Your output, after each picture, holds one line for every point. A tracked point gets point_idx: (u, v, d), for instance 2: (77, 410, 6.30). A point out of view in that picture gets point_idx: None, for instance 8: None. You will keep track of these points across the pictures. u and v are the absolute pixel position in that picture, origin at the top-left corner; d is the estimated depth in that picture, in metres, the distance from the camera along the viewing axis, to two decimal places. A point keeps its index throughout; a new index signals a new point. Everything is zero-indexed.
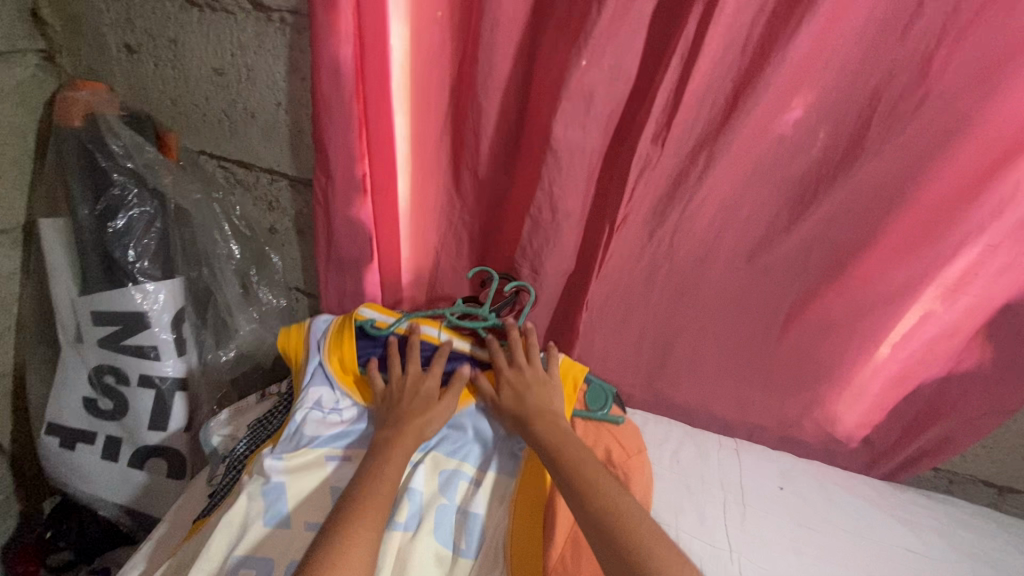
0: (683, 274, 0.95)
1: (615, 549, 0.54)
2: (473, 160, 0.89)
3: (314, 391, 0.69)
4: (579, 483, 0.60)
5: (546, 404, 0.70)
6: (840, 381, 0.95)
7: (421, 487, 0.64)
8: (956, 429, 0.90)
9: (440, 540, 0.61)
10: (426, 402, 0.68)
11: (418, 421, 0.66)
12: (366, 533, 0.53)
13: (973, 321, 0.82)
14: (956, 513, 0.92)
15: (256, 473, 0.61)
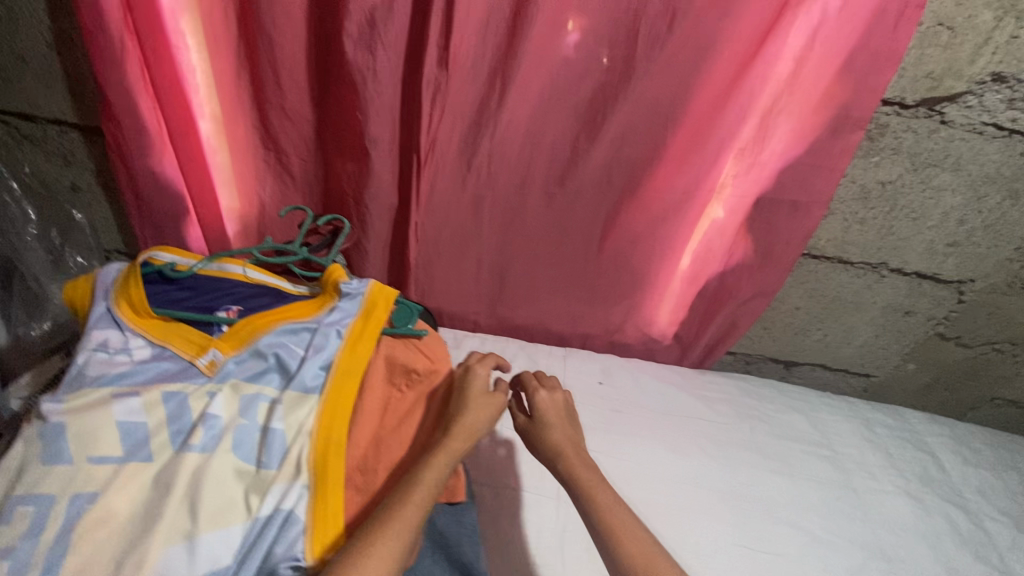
0: (504, 201, 1.01)
1: None
2: (276, 97, 0.88)
3: (99, 334, 0.68)
4: (609, 525, 0.63)
5: (576, 439, 0.72)
6: (649, 286, 1.07)
7: (222, 414, 0.65)
8: (739, 316, 1.04)
9: (240, 457, 0.63)
10: (478, 402, 0.70)
11: (466, 418, 0.69)
12: (386, 554, 0.55)
13: (740, 217, 0.95)
14: (748, 386, 1.07)
15: (33, 419, 0.60)
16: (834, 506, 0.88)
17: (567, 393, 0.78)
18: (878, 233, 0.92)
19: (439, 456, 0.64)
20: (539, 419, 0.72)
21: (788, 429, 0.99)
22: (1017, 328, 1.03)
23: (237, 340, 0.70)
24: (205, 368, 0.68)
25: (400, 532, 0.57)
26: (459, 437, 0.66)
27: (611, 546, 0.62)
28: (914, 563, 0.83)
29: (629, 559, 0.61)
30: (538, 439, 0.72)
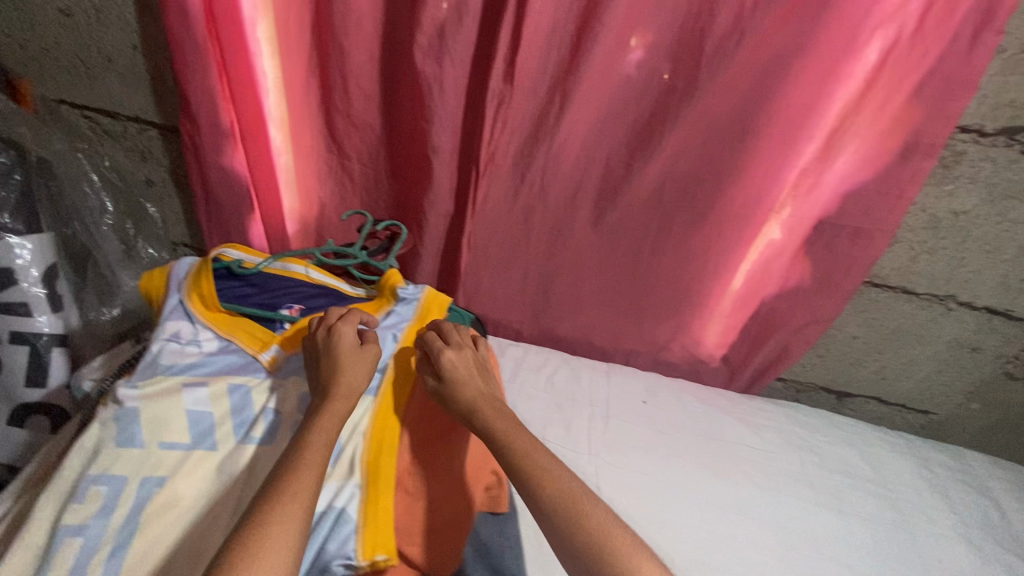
0: (556, 213, 1.01)
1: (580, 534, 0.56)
2: (342, 103, 0.91)
3: (172, 325, 0.71)
4: (531, 472, 0.60)
5: (488, 394, 0.70)
6: (698, 305, 1.05)
7: (282, 409, 0.67)
8: (791, 342, 1.01)
9: None
10: (350, 357, 0.67)
11: (349, 377, 0.66)
12: (294, 522, 0.50)
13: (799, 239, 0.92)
14: (798, 414, 1.04)
15: (110, 402, 0.63)
16: (886, 547, 0.85)
17: (473, 351, 0.76)
18: (947, 264, 0.88)
19: (324, 423, 0.61)
20: (448, 376, 0.70)
21: (839, 463, 0.96)
22: None
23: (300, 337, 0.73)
24: (267, 363, 0.70)
25: (298, 500, 0.52)
26: (342, 397, 0.64)
27: (535, 494, 0.59)
28: None
29: (562, 506, 0.58)
30: (447, 399, 0.69)
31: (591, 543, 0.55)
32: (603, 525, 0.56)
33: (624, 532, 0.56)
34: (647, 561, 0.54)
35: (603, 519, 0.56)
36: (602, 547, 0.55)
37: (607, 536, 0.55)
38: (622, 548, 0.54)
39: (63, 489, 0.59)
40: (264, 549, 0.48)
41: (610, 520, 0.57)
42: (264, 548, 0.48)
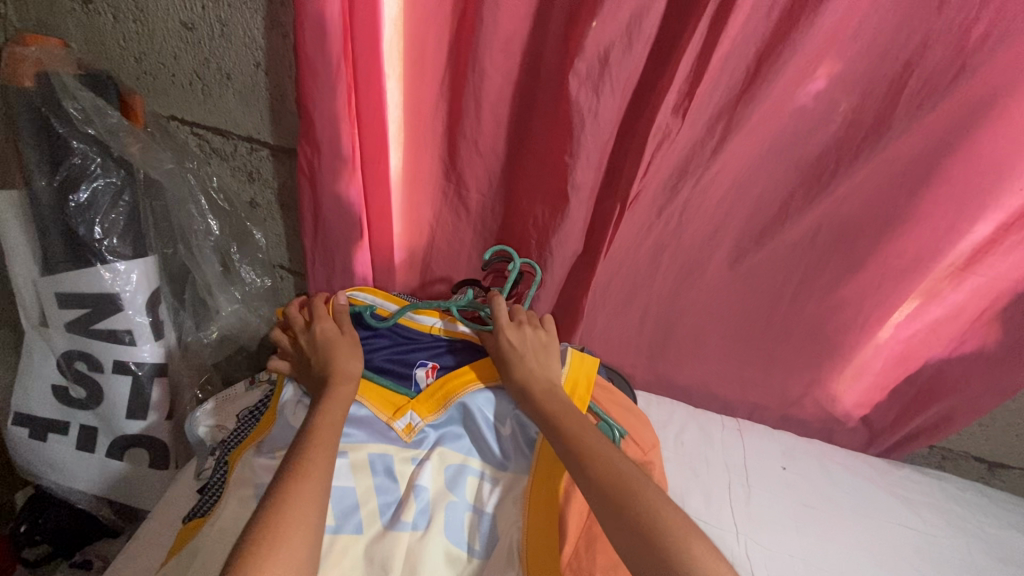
0: (690, 253, 0.92)
1: (625, 514, 0.51)
2: (471, 132, 0.83)
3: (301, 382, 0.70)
4: (581, 450, 0.58)
5: (547, 374, 0.69)
6: (842, 360, 0.94)
7: (429, 486, 0.62)
8: (956, 409, 0.90)
9: (451, 539, 0.59)
10: (338, 344, 0.68)
11: (344, 363, 0.66)
12: (315, 487, 0.50)
13: (981, 299, 0.81)
14: (952, 489, 0.93)
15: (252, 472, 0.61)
16: None
17: (541, 328, 0.74)
18: None
19: (332, 402, 0.61)
20: (504, 355, 0.70)
21: (1012, 552, 0.84)
22: None
23: (434, 404, 0.69)
24: (403, 432, 0.67)
25: (316, 470, 0.51)
26: (343, 377, 0.64)
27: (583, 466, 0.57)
28: None
29: (607, 478, 0.55)
30: (504, 376, 0.70)
31: (642, 518, 0.51)
32: (650, 499, 0.52)
33: (670, 508, 0.52)
34: (700, 542, 0.49)
35: (653, 496, 0.52)
36: (653, 522, 0.50)
37: (656, 509, 0.52)
38: (672, 523, 0.50)
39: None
40: (289, 516, 0.46)
41: (658, 497, 0.53)
42: (290, 516, 0.46)
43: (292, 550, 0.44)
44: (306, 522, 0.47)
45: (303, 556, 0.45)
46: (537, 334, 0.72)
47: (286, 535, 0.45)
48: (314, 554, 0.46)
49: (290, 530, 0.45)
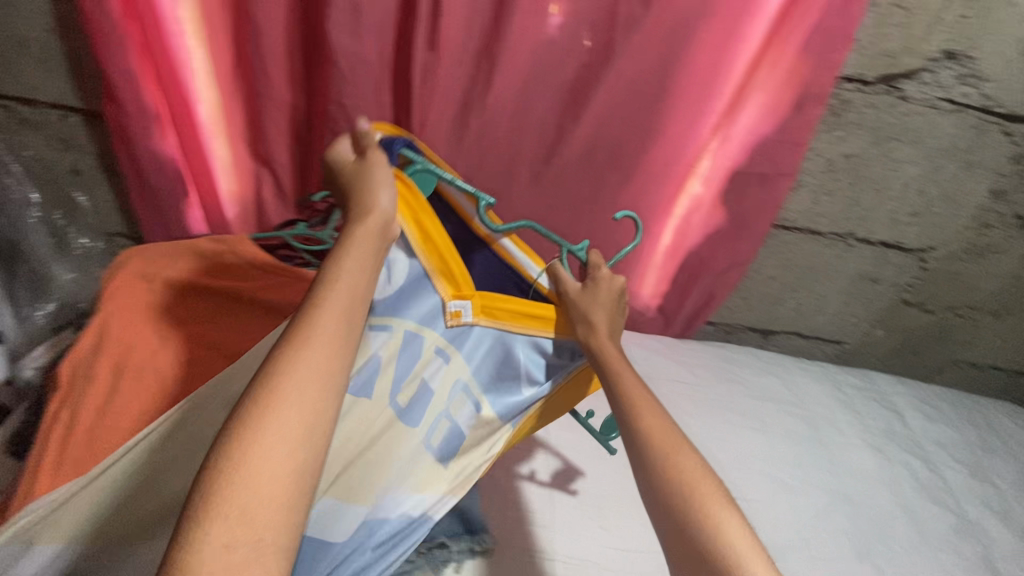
0: (495, 180, 1.04)
1: (665, 482, 0.55)
2: (268, 82, 0.90)
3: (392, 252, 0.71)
4: (635, 409, 0.61)
5: (612, 326, 0.70)
6: (633, 259, 1.12)
7: (436, 388, 0.68)
8: (714, 284, 1.09)
9: (425, 444, 0.66)
10: (365, 176, 0.64)
11: (369, 210, 0.61)
12: (312, 353, 0.48)
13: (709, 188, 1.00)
14: (726, 351, 1.14)
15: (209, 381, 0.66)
16: (804, 458, 0.95)
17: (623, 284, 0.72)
18: (844, 204, 0.98)
19: (352, 249, 0.57)
20: (580, 305, 0.70)
21: (763, 390, 1.06)
22: (974, 294, 1.10)
23: (492, 313, 0.70)
24: (451, 317, 0.70)
25: (323, 331, 0.50)
26: (360, 226, 0.59)
27: (632, 425, 0.60)
28: (874, 502, 0.90)
29: (654, 443, 0.58)
30: (575, 319, 0.70)
31: (677, 487, 0.55)
32: (693, 476, 0.55)
33: (708, 480, 0.55)
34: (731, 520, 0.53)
35: (692, 471, 0.56)
36: (690, 498, 0.54)
37: (697, 481, 0.55)
38: (707, 498, 0.54)
39: (99, 466, 0.57)
40: (287, 384, 0.46)
41: (701, 471, 0.56)
42: (288, 384, 0.46)
43: (287, 413, 0.45)
44: (302, 382, 0.47)
45: (308, 415, 0.46)
46: (608, 292, 0.70)
47: (280, 400, 0.45)
48: (321, 413, 0.47)
49: (286, 397, 0.45)
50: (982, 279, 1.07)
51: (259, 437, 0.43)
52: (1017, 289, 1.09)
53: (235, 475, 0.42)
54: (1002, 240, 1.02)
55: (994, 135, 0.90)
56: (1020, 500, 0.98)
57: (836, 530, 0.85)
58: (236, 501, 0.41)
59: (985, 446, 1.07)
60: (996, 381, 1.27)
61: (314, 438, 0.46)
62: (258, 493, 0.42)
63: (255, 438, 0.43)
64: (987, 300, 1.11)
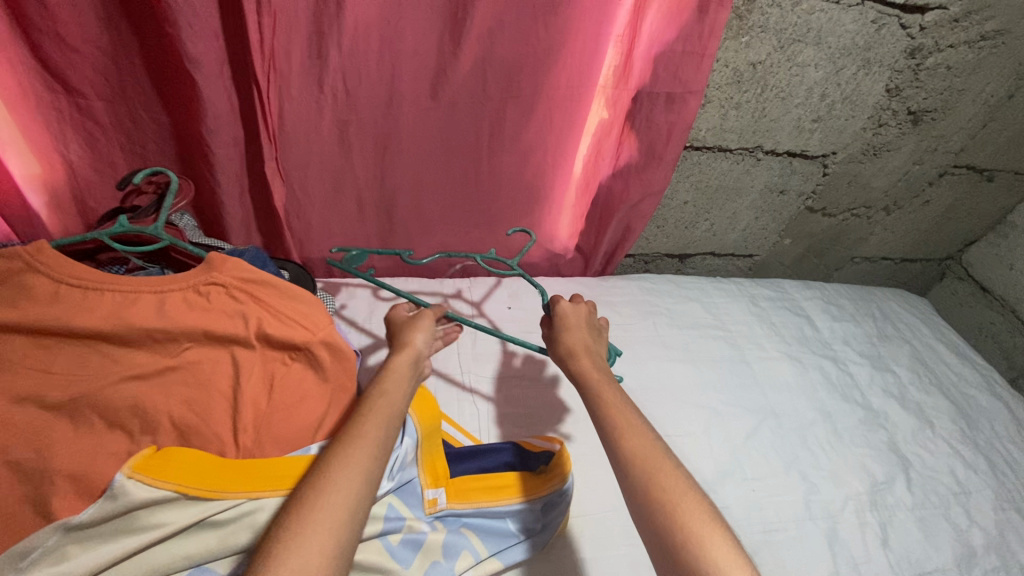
0: (375, 126, 0.88)
1: (646, 490, 0.52)
2: (44, 18, 0.68)
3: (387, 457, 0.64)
4: (619, 429, 0.58)
5: (591, 346, 0.72)
6: (544, 200, 1.03)
7: (429, 544, 0.63)
8: (630, 217, 1.03)
9: None
10: (421, 324, 0.70)
11: (409, 343, 0.67)
12: (371, 457, 0.51)
13: (616, 108, 0.91)
14: (649, 285, 1.11)
15: (143, 503, 0.50)
16: (731, 380, 0.95)
17: (594, 308, 0.77)
18: (752, 117, 0.93)
19: (393, 375, 0.62)
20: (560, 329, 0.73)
21: (687, 318, 1.05)
22: (869, 193, 1.13)
23: (463, 494, 0.67)
24: (428, 505, 0.66)
25: (379, 428, 0.54)
26: (409, 353, 0.65)
27: (615, 449, 0.57)
28: (796, 411, 0.93)
29: (638, 464, 0.54)
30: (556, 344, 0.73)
31: (661, 513, 0.51)
32: (674, 493, 0.52)
33: (694, 499, 0.51)
34: (714, 536, 0.49)
35: (676, 490, 0.52)
36: (678, 523, 0.50)
37: (683, 505, 0.51)
38: (693, 518, 0.50)
39: None
40: (341, 469, 0.49)
41: (685, 486, 0.52)
42: (342, 469, 0.49)
43: (335, 501, 0.47)
44: (354, 477, 0.49)
45: (354, 509, 0.48)
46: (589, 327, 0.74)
47: (332, 490, 0.47)
48: (360, 507, 0.48)
49: (349, 471, 0.49)
50: (877, 178, 1.10)
51: (310, 521, 0.45)
52: (906, 184, 1.13)
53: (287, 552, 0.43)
54: (896, 138, 1.03)
55: (889, 29, 0.86)
56: (914, 383, 1.06)
57: (766, 447, 0.87)
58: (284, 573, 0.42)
59: (881, 335, 1.15)
60: (885, 270, 1.36)
61: (349, 526, 0.46)
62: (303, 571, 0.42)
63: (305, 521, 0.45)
64: (879, 198, 1.15)
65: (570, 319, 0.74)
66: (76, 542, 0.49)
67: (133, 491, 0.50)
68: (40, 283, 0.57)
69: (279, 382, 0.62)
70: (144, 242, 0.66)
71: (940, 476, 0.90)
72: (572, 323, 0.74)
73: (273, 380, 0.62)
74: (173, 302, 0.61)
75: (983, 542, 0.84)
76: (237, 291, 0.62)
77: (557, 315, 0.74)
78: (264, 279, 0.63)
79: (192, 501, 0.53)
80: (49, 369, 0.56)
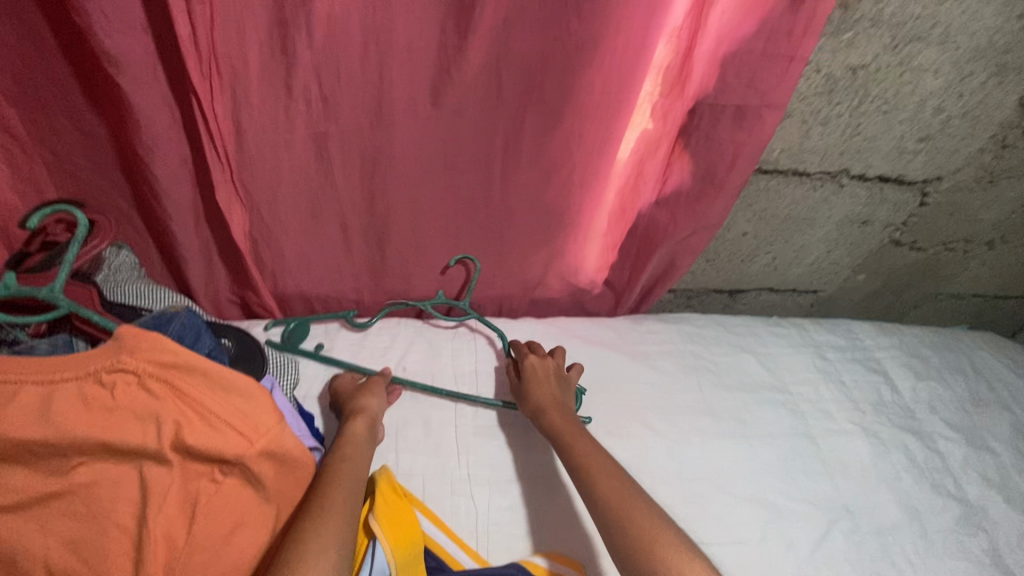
0: (360, 140, 0.70)
1: (619, 532, 0.50)
2: None
3: None
4: (590, 471, 0.57)
5: (561, 398, 0.70)
6: (569, 227, 0.84)
7: None
8: (675, 252, 0.84)
9: None
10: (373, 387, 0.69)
11: (365, 405, 0.66)
12: (342, 515, 0.48)
13: (666, 121, 0.71)
14: (691, 330, 0.92)
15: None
16: (793, 464, 0.77)
17: (558, 358, 0.77)
18: (841, 135, 0.73)
19: (352, 439, 0.59)
20: (526, 380, 0.72)
21: (739, 376, 0.86)
22: (974, 226, 0.91)
23: None
24: None
25: (345, 489, 0.51)
26: (365, 416, 0.63)
27: (588, 494, 0.55)
28: (874, 507, 0.75)
29: (610, 506, 0.52)
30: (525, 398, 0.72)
31: (636, 550, 0.48)
32: (648, 528, 0.49)
33: (670, 533, 0.49)
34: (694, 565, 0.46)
35: (648, 526, 0.49)
36: (655, 563, 0.47)
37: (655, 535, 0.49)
38: (668, 550, 0.47)
39: None
40: (313, 537, 0.45)
41: (658, 522, 0.50)
42: (314, 537, 0.45)
43: (317, 561, 0.43)
44: (333, 534, 0.46)
45: (338, 567, 0.44)
46: (558, 373, 0.74)
47: (315, 557, 0.44)
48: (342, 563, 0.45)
49: (324, 536, 0.45)
50: (987, 209, 0.88)
51: None
52: (1021, 216, 0.91)
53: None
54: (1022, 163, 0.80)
55: None
56: (1018, 465, 0.86)
57: (839, 561, 0.69)
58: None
59: (974, 398, 0.94)
60: (972, 308, 1.14)
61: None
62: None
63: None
64: (984, 231, 0.93)
65: (537, 367, 0.74)
66: None
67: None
68: None
69: (204, 508, 0.46)
70: (38, 307, 0.50)
71: None
72: (538, 372, 0.73)
73: (196, 506, 0.46)
74: (63, 398, 0.45)
75: None
76: (152, 381, 0.47)
77: (524, 369, 0.74)
78: (189, 363, 0.48)
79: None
80: None
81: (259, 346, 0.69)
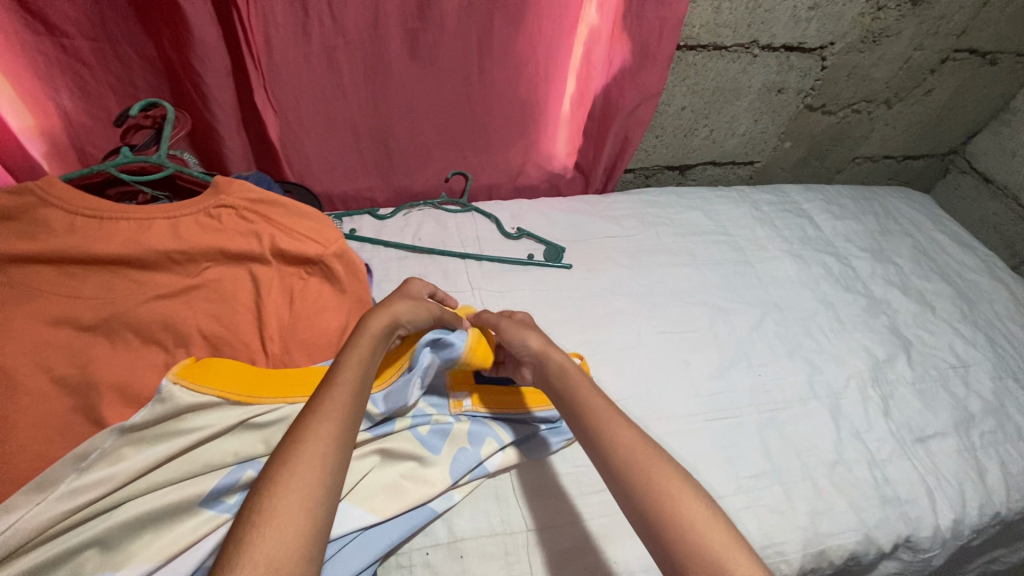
0: (363, 51, 0.85)
1: (636, 485, 0.51)
2: None
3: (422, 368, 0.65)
4: (600, 422, 0.57)
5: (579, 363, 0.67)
6: (540, 117, 1.02)
7: (455, 430, 0.67)
8: (627, 127, 1.02)
9: (451, 470, 0.64)
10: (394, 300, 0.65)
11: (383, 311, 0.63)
12: (331, 429, 0.48)
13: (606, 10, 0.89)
14: (650, 197, 1.12)
15: (188, 407, 0.54)
16: (734, 280, 0.98)
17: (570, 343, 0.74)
18: (746, 9, 0.91)
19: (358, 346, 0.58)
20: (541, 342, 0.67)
21: (690, 226, 1.06)
22: (870, 86, 1.11)
23: (491, 401, 0.71)
24: (453, 406, 0.70)
25: (341, 401, 0.51)
26: (372, 323, 0.61)
27: (601, 444, 0.55)
28: (798, 303, 0.96)
29: (628, 458, 0.53)
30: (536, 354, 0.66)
31: (652, 503, 0.50)
32: (667, 483, 0.51)
33: (685, 486, 0.51)
34: (708, 519, 0.48)
35: (666, 477, 0.51)
36: (673, 517, 0.48)
37: (671, 489, 0.50)
38: (685, 504, 0.49)
39: (59, 488, 0.48)
40: (296, 450, 0.46)
41: (673, 476, 0.51)
42: (298, 450, 0.46)
43: (304, 478, 0.44)
44: (325, 444, 0.47)
45: (329, 476, 0.46)
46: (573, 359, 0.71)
47: (295, 471, 0.45)
48: (331, 487, 0.45)
49: (304, 453, 0.46)
50: (877, 68, 1.08)
51: (274, 496, 0.43)
52: (906, 73, 1.11)
53: (259, 530, 0.41)
54: (895, 22, 1.01)
55: None
56: (915, 272, 1.08)
57: (770, 337, 0.90)
58: (261, 554, 0.40)
59: (883, 230, 1.16)
60: (887, 170, 1.35)
61: (320, 511, 0.44)
62: (280, 548, 0.40)
63: (279, 500, 0.43)
64: (880, 90, 1.13)
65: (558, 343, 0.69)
66: (130, 444, 0.51)
67: (180, 395, 0.53)
68: (56, 216, 0.59)
69: (299, 294, 0.66)
70: (151, 173, 0.68)
71: (940, 353, 0.93)
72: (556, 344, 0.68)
73: (293, 293, 0.66)
74: (186, 226, 0.63)
75: (981, 408, 0.88)
76: (246, 212, 0.65)
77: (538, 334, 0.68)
78: (271, 200, 0.67)
79: (232, 406, 0.56)
80: (79, 294, 0.58)
81: (316, 199, 0.92)
